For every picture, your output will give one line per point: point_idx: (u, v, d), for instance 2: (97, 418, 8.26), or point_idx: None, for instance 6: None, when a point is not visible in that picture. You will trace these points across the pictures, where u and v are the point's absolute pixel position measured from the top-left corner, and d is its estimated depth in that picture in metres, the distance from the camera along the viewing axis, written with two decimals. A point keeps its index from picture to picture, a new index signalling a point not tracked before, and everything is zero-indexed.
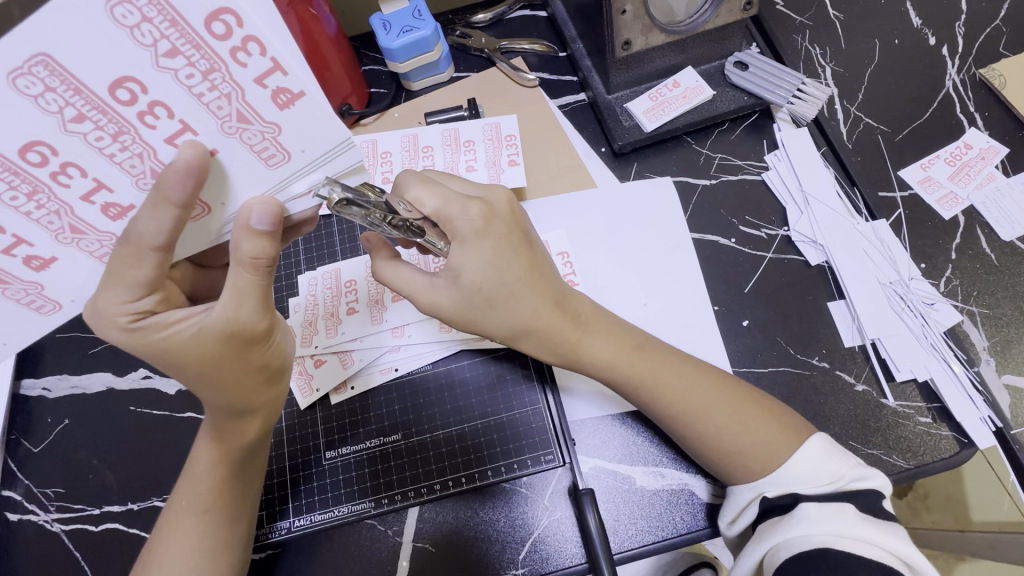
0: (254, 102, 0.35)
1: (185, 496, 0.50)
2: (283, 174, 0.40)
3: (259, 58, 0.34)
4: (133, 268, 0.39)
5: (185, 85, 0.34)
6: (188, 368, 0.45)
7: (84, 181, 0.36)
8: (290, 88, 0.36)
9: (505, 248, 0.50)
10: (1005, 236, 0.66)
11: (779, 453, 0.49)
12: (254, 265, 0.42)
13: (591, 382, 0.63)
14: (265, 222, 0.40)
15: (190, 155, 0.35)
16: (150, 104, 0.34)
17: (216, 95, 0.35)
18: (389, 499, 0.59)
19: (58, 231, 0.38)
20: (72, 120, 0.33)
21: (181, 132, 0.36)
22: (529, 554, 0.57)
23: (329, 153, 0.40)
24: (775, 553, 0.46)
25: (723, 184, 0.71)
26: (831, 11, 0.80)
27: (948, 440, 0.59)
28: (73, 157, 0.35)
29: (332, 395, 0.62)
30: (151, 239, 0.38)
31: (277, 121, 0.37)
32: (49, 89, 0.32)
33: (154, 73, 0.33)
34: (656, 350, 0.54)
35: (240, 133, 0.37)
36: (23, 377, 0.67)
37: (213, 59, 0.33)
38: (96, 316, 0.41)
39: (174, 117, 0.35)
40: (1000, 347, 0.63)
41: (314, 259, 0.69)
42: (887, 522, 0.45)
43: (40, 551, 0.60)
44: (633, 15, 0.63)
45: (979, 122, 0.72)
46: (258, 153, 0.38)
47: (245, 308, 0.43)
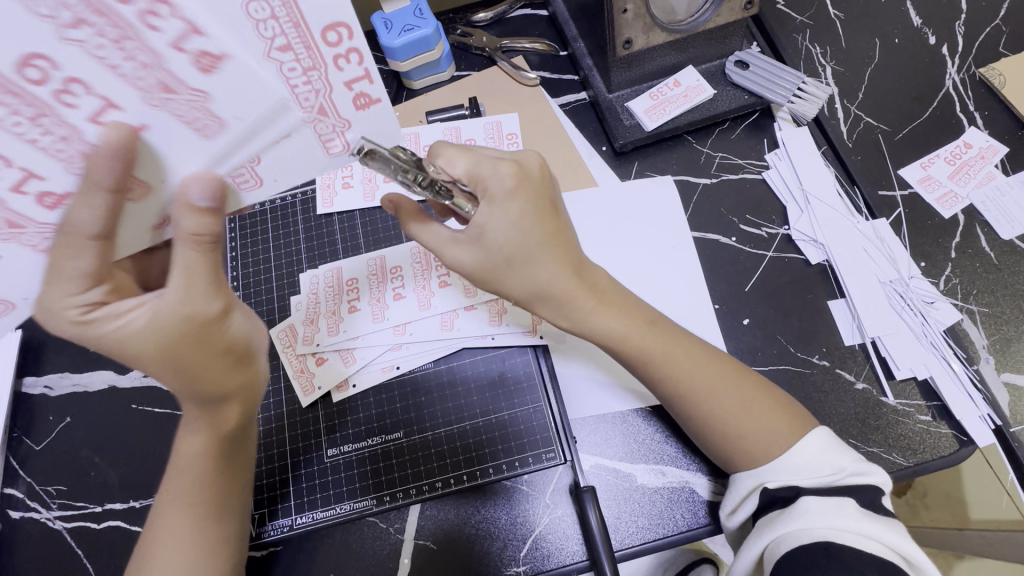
0: (174, 69, 0.36)
1: (174, 490, 0.50)
2: (219, 146, 0.40)
3: (171, 21, 0.35)
4: (73, 260, 0.40)
5: (97, 56, 0.35)
6: (149, 358, 0.43)
7: (12, 170, 0.38)
8: (211, 51, 0.36)
9: (532, 209, 0.49)
10: (1004, 235, 0.67)
11: (782, 439, 0.50)
12: (199, 242, 0.42)
13: (594, 364, 0.64)
14: (206, 197, 0.40)
15: (113, 137, 0.37)
16: (64, 81, 0.35)
17: (134, 66, 0.36)
18: (390, 496, 0.59)
19: None
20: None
21: (104, 109, 0.37)
22: (530, 552, 0.57)
23: (260, 119, 0.40)
24: (775, 546, 0.46)
25: (723, 183, 0.71)
26: (831, 11, 0.80)
27: (948, 438, 0.59)
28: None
29: (334, 393, 0.63)
30: (87, 229, 0.39)
31: (202, 88, 0.37)
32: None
33: (61, 46, 0.34)
34: (668, 330, 0.54)
35: (167, 105, 0.38)
36: (24, 376, 0.67)
37: (313, 55, 0.38)
38: (48, 314, 0.42)
39: (93, 92, 0.36)
40: (1000, 345, 0.63)
41: (316, 258, 0.69)
42: (886, 517, 0.45)
43: (42, 549, 0.60)
44: (634, 14, 0.63)
45: (978, 122, 0.72)
46: (190, 124, 0.39)
47: (194, 289, 0.43)
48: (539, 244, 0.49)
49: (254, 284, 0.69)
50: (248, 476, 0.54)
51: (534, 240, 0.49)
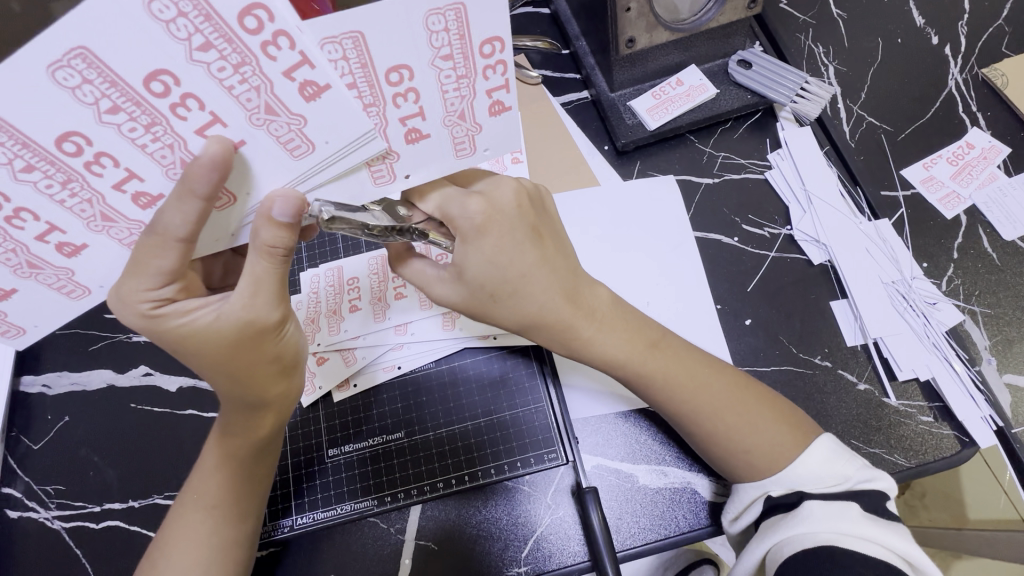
0: (281, 93, 0.36)
1: (196, 491, 0.50)
2: (307, 166, 0.40)
3: (288, 51, 0.34)
4: (157, 258, 0.40)
5: (217, 77, 0.35)
6: (206, 359, 0.44)
7: (116, 170, 0.37)
8: (316, 81, 0.36)
9: (508, 243, 0.48)
10: (1006, 236, 0.67)
11: (787, 454, 0.50)
12: (270, 253, 0.41)
13: (591, 376, 0.63)
14: (287, 213, 0.39)
15: (215, 150, 0.36)
16: (182, 96, 0.35)
17: (246, 88, 0.35)
18: (391, 497, 0.59)
19: (90, 219, 0.39)
20: (107, 112, 0.34)
21: (211, 123, 0.37)
22: (531, 552, 0.57)
23: (350, 146, 0.40)
24: (778, 549, 0.46)
25: (726, 183, 0.71)
26: (834, 10, 0.80)
27: (949, 439, 0.59)
28: (107, 147, 0.36)
29: (335, 392, 0.62)
30: (176, 231, 0.38)
31: (303, 113, 0.37)
32: (86, 81, 0.33)
33: (188, 66, 0.34)
34: (672, 348, 0.53)
35: (267, 125, 0.37)
36: (23, 374, 0.66)
37: (465, 64, 0.40)
38: (120, 306, 0.41)
39: (204, 108, 0.36)
40: (1001, 346, 0.63)
41: (316, 257, 0.69)
42: (891, 522, 0.45)
43: (40, 548, 0.59)
44: (638, 13, 0.62)
45: (981, 122, 0.72)
46: (284, 144, 0.39)
47: (260, 297, 0.43)
48: (531, 268, 0.49)
49: None
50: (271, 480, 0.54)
51: (522, 268, 0.49)
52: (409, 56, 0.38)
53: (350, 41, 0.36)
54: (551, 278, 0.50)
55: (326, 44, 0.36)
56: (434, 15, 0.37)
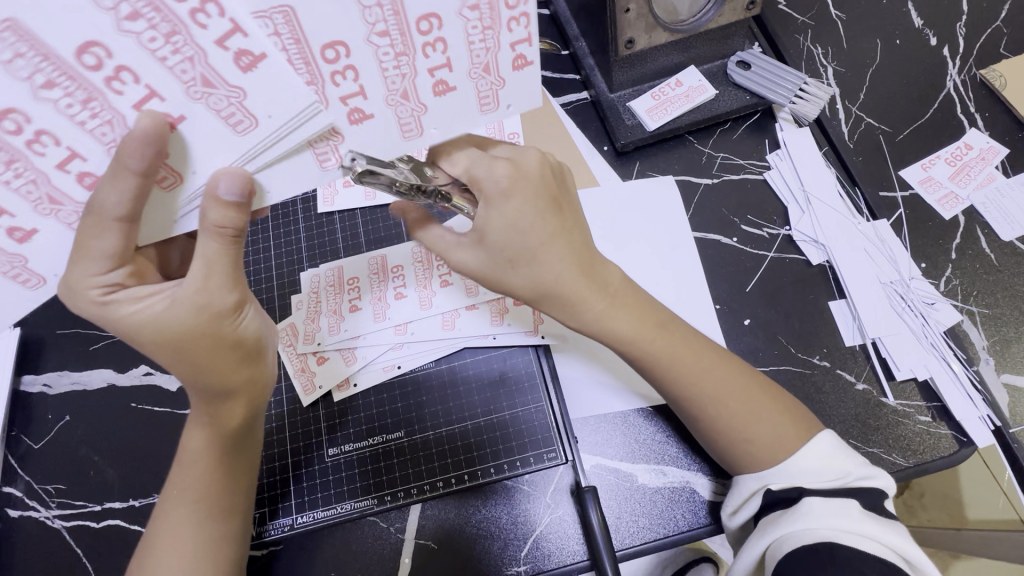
0: (216, 64, 0.36)
1: (180, 483, 0.50)
2: (252, 142, 0.40)
3: (218, 19, 0.35)
4: (98, 241, 0.40)
5: (148, 48, 0.35)
6: (161, 344, 0.44)
7: (58, 150, 0.38)
8: (251, 50, 0.36)
9: (530, 207, 0.48)
10: (1004, 236, 0.67)
11: (789, 445, 0.50)
12: (220, 234, 0.41)
13: (588, 373, 0.64)
14: (234, 192, 0.40)
15: (147, 124, 0.37)
16: (116, 69, 0.35)
17: (180, 59, 0.36)
18: (391, 496, 0.59)
19: (37, 202, 0.39)
20: (42, 87, 0.35)
21: (148, 98, 0.37)
22: (530, 551, 0.57)
23: (295, 120, 0.40)
24: (778, 544, 0.46)
25: (724, 183, 0.71)
26: (833, 12, 0.80)
27: (947, 438, 0.59)
28: (46, 125, 0.36)
29: (334, 392, 0.62)
30: (113, 210, 0.39)
31: (241, 85, 0.37)
32: (18, 56, 0.33)
33: (118, 37, 0.34)
34: (680, 331, 0.53)
35: (206, 98, 0.38)
36: (23, 374, 0.66)
37: (489, 15, 0.40)
38: (70, 294, 0.42)
39: (139, 81, 0.36)
40: (1000, 346, 0.63)
41: (317, 257, 0.69)
42: (889, 519, 0.46)
43: (40, 547, 0.59)
44: (637, 14, 0.62)
45: (979, 123, 0.73)
46: (225, 118, 0.39)
47: (214, 281, 0.43)
48: (551, 236, 0.48)
49: (254, 281, 0.68)
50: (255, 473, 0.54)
51: (540, 238, 0.48)
52: (438, 4, 0.39)
53: (281, 15, 0.36)
54: (567, 250, 0.49)
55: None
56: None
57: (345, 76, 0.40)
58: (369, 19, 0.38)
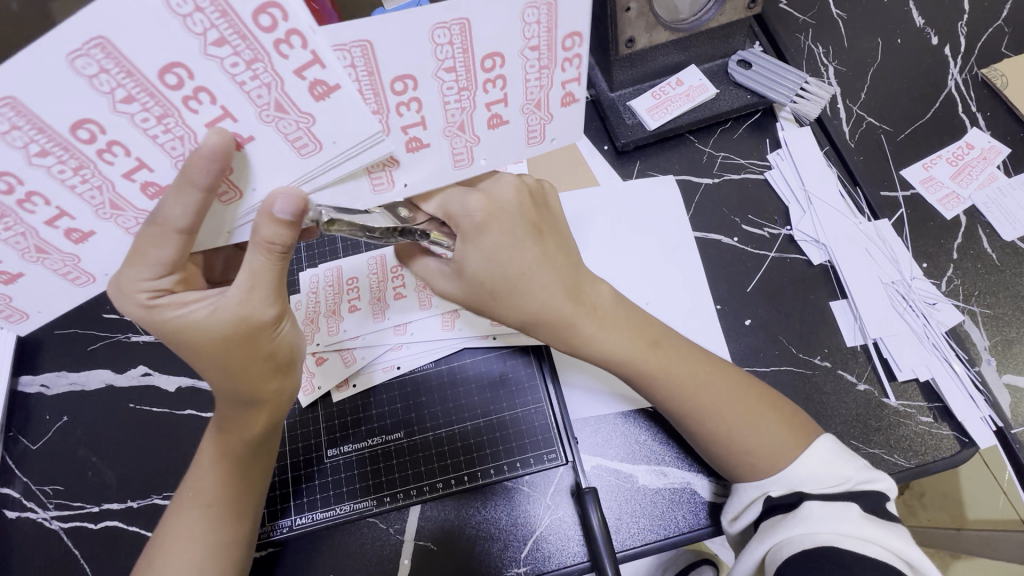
0: (292, 92, 0.37)
1: (195, 488, 0.50)
2: (312, 165, 0.41)
3: (300, 50, 0.35)
4: (155, 248, 0.40)
5: (229, 73, 0.36)
6: (200, 352, 0.43)
7: (127, 159, 0.38)
8: (327, 81, 0.37)
9: (509, 238, 0.49)
10: (1006, 236, 0.67)
11: (788, 453, 0.49)
12: (269, 250, 0.41)
13: (590, 377, 0.63)
14: (289, 212, 0.39)
15: (215, 142, 0.37)
16: (195, 89, 0.36)
17: (257, 85, 0.37)
18: (390, 497, 0.59)
19: (99, 206, 0.40)
20: (122, 101, 0.35)
21: (221, 117, 0.38)
22: (530, 553, 0.57)
23: (358, 149, 0.41)
24: (778, 548, 0.45)
25: (725, 183, 0.71)
26: (834, 10, 0.79)
27: (948, 439, 0.59)
28: (121, 137, 0.37)
29: (334, 392, 0.62)
30: (175, 221, 0.39)
31: (311, 112, 0.38)
32: (104, 70, 0.34)
33: (202, 60, 0.35)
34: (673, 347, 0.53)
35: (276, 122, 0.38)
36: (21, 374, 0.66)
37: (546, 56, 0.43)
38: (119, 295, 0.42)
39: (215, 103, 0.37)
40: (1001, 347, 0.63)
41: (315, 256, 0.68)
42: (890, 523, 0.45)
43: (38, 549, 0.59)
44: (637, 13, 0.62)
45: (981, 122, 0.72)
46: (292, 141, 0.40)
47: (256, 296, 0.43)
48: (531, 265, 0.49)
49: None
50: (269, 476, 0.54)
51: (521, 266, 0.49)
52: (501, 43, 0.41)
53: (358, 50, 0.39)
54: (553, 275, 0.50)
55: (435, 31, 0.39)
56: (531, 9, 0.39)
57: (409, 108, 0.43)
58: (440, 55, 0.40)
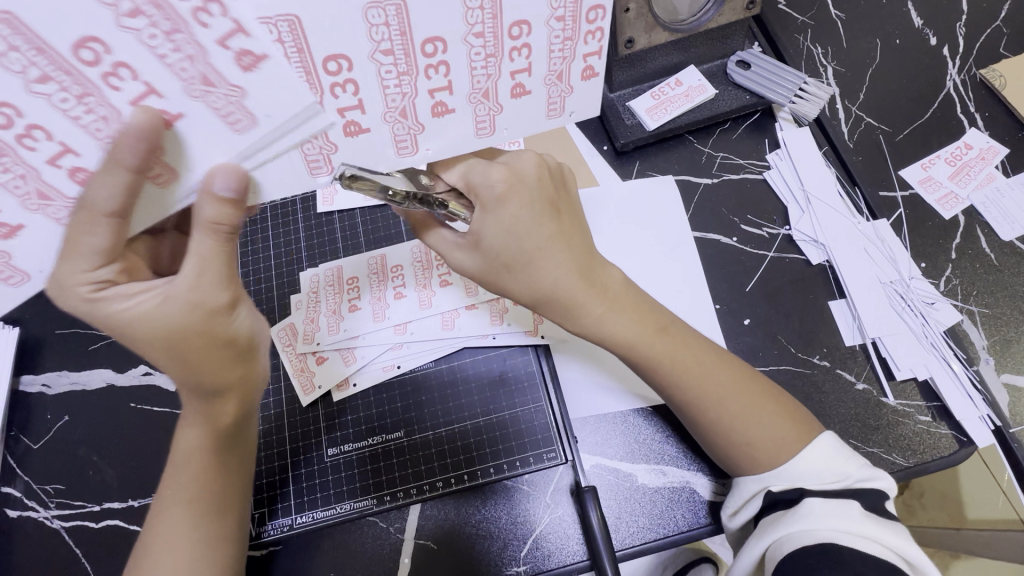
0: (216, 64, 0.36)
1: (174, 485, 0.49)
2: (248, 141, 0.40)
3: (220, 18, 0.34)
4: (88, 236, 0.40)
5: (148, 45, 0.35)
6: (152, 342, 0.43)
7: (50, 144, 0.38)
8: (253, 50, 0.36)
9: (528, 211, 0.48)
10: (1005, 236, 0.67)
11: (789, 446, 0.50)
12: (215, 230, 0.42)
13: (587, 371, 0.64)
14: (230, 188, 0.41)
15: (141, 120, 0.37)
16: (113, 65, 0.35)
17: (179, 57, 0.35)
18: (390, 496, 0.59)
19: (26, 197, 0.39)
20: (36, 81, 0.35)
21: (145, 95, 0.37)
22: (530, 551, 0.57)
23: (293, 120, 0.40)
24: (778, 545, 0.46)
25: (723, 183, 0.71)
26: (832, 11, 0.80)
27: (947, 438, 0.59)
28: (38, 120, 0.36)
29: (334, 392, 0.62)
30: (103, 206, 0.39)
31: (240, 85, 0.37)
32: (13, 48, 0.33)
33: (116, 32, 0.34)
34: (680, 335, 0.53)
35: (205, 96, 0.37)
36: (22, 373, 0.66)
37: (570, 26, 0.42)
38: (57, 289, 0.42)
39: (136, 77, 0.36)
40: (1000, 346, 0.63)
41: (316, 256, 0.69)
42: (890, 521, 0.46)
43: (39, 548, 0.59)
44: (636, 13, 0.62)
45: (979, 122, 0.72)
46: (224, 117, 0.39)
47: (206, 280, 0.43)
48: (547, 241, 0.49)
49: (253, 281, 0.68)
50: (250, 473, 0.54)
51: (536, 242, 0.48)
52: (530, 12, 0.41)
53: (393, 8, 0.38)
54: (564, 256, 0.49)
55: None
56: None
57: (436, 71, 0.42)
58: (470, 20, 0.40)
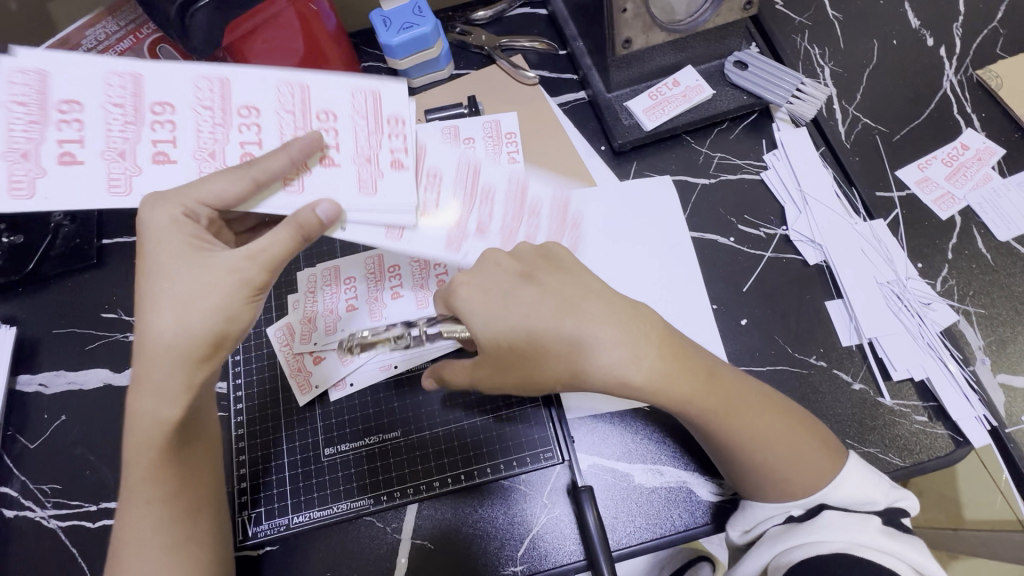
0: (379, 159, 0.54)
1: (133, 485, 0.47)
2: (362, 202, 0.53)
3: (399, 141, 0.55)
4: (221, 182, 0.48)
5: (354, 131, 0.54)
6: (189, 291, 0.46)
7: (251, 134, 0.52)
8: (402, 161, 0.55)
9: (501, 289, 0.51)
10: (1000, 237, 0.67)
11: (822, 481, 0.49)
12: (298, 229, 0.49)
13: (592, 397, 0.62)
14: (328, 214, 0.50)
15: (313, 138, 0.51)
16: (328, 126, 0.53)
17: (363, 142, 0.54)
18: (388, 496, 0.59)
19: (200, 151, 0.51)
20: (284, 111, 0.53)
21: (327, 147, 0.53)
22: (528, 551, 0.57)
23: (390, 205, 0.54)
24: (788, 553, 0.46)
25: (722, 183, 0.71)
26: (830, 11, 0.80)
27: (943, 438, 0.59)
28: (262, 121, 0.52)
29: (331, 392, 0.62)
30: (262, 173, 0.49)
31: (382, 172, 0.54)
32: (292, 95, 0.53)
33: (346, 119, 0.54)
34: (725, 379, 0.50)
35: (360, 166, 0.54)
36: (19, 373, 0.66)
37: (559, 228, 0.65)
38: (160, 202, 0.47)
39: (335, 139, 0.53)
40: (996, 346, 0.63)
41: (313, 256, 0.68)
42: (909, 536, 0.46)
43: (35, 548, 0.59)
44: (633, 13, 0.63)
45: (975, 123, 0.73)
46: (359, 182, 0.53)
47: (261, 264, 0.48)
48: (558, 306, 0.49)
49: None
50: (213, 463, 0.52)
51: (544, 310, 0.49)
52: (542, 198, 0.64)
53: (468, 167, 0.60)
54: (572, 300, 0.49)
55: (509, 179, 0.62)
56: (557, 202, 0.66)
57: (485, 205, 0.60)
58: (512, 185, 0.61)
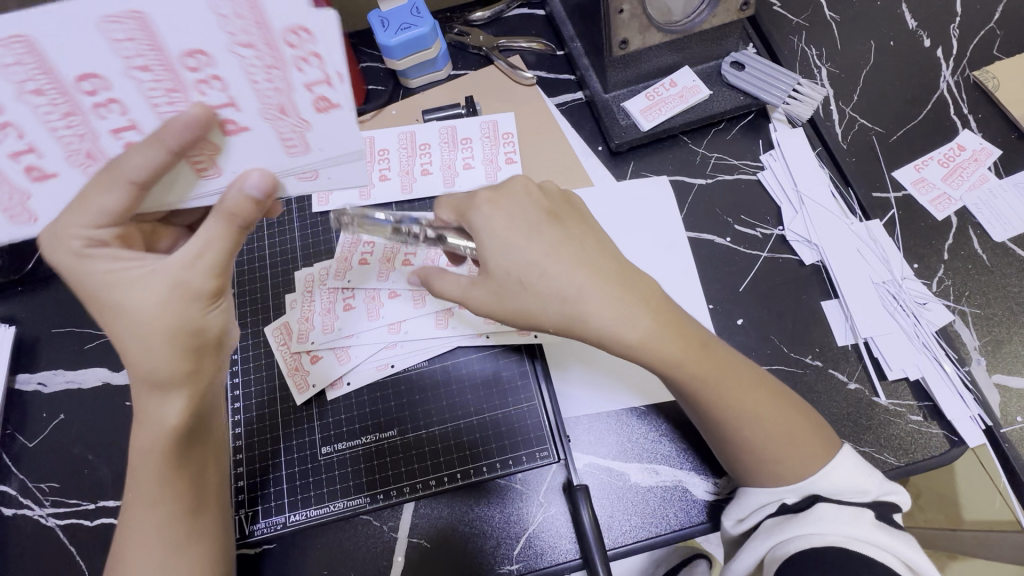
0: (297, 99, 0.42)
1: (134, 483, 0.47)
2: (295, 163, 0.45)
3: (314, 70, 0.41)
4: (100, 195, 0.43)
5: (246, 70, 0.40)
6: (120, 318, 0.44)
7: (120, 118, 0.42)
8: (330, 99, 0.42)
9: (518, 228, 0.50)
10: (996, 237, 0.67)
11: (812, 465, 0.49)
12: (229, 220, 0.44)
13: (589, 382, 0.63)
14: (260, 188, 0.44)
15: (195, 113, 0.41)
16: (209, 75, 0.40)
17: (269, 86, 0.41)
18: (384, 494, 0.59)
19: (72, 153, 0.43)
20: (137, 67, 0.40)
21: (225, 105, 0.42)
22: (523, 550, 0.57)
23: (340, 158, 0.45)
24: (784, 545, 0.46)
25: (719, 184, 0.72)
26: (827, 12, 0.80)
27: (937, 438, 0.59)
28: (121, 95, 0.41)
29: (328, 392, 0.62)
30: (131, 173, 0.42)
31: (309, 120, 0.43)
32: (132, 39, 0.38)
33: (225, 54, 0.40)
34: (719, 353, 0.50)
35: (275, 121, 0.43)
36: (18, 372, 0.66)
37: None
38: (53, 238, 0.43)
39: (224, 91, 0.41)
40: (991, 346, 0.63)
41: (311, 256, 0.69)
42: (900, 532, 0.46)
43: (33, 547, 0.60)
44: (631, 14, 0.63)
45: (971, 124, 0.73)
46: (284, 140, 0.44)
47: (200, 262, 0.45)
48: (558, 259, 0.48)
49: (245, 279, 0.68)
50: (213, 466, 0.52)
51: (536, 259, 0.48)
52: None
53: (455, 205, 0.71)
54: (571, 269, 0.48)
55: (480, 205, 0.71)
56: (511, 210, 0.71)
57: None
58: None
